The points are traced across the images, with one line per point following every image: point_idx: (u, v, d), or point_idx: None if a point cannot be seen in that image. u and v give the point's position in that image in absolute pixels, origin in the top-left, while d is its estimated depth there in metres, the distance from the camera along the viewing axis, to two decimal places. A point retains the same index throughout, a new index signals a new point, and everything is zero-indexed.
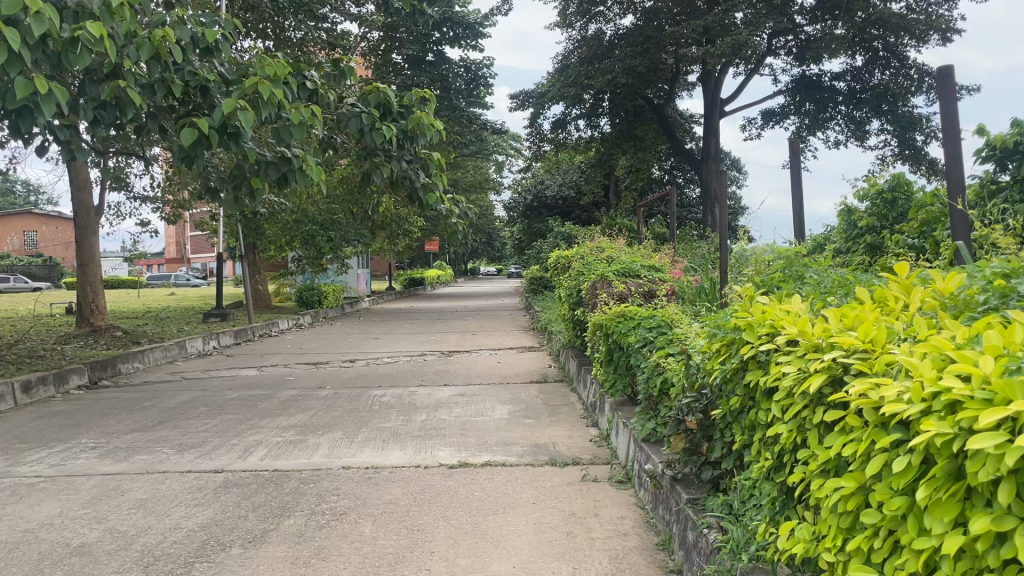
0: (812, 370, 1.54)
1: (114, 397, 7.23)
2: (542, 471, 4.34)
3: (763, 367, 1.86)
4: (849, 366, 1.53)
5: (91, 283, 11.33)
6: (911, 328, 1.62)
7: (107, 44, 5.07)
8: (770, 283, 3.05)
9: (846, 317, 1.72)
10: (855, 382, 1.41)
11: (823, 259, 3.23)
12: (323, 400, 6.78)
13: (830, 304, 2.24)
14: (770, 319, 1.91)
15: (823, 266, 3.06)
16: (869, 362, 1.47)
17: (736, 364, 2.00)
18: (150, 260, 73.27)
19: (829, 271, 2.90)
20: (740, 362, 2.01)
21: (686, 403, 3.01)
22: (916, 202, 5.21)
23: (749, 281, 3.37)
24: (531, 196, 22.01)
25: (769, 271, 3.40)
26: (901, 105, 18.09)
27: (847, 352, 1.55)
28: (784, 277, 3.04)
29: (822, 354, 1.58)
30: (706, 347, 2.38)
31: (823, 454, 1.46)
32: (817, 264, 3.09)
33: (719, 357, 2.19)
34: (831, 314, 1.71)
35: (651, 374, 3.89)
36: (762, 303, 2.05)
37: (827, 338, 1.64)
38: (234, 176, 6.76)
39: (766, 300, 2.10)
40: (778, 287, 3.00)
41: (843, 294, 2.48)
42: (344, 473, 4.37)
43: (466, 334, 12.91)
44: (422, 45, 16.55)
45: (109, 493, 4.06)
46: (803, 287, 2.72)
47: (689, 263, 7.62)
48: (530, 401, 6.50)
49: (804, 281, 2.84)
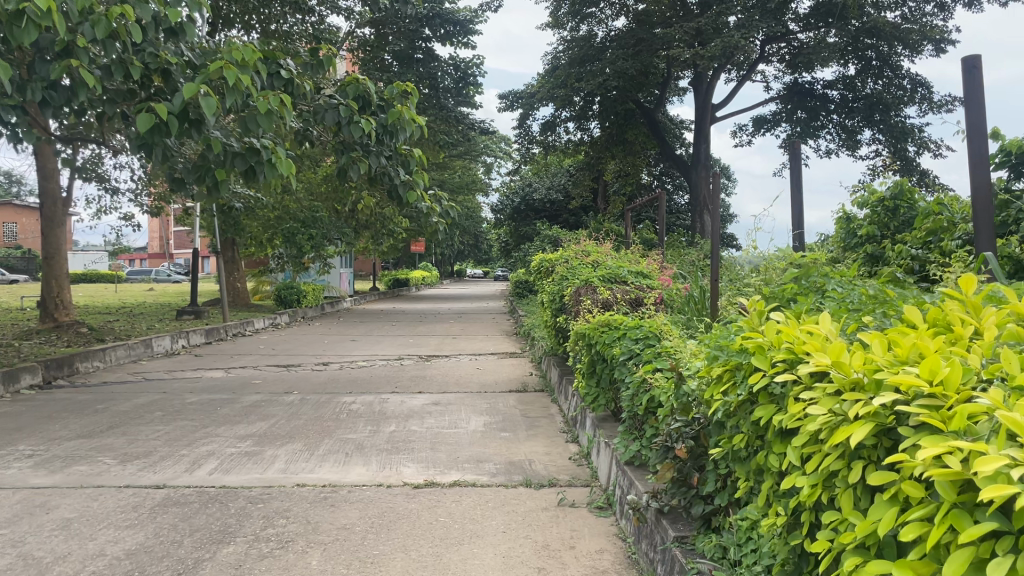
0: (854, 416, 1.19)
1: (66, 398, 6.81)
2: (516, 494, 3.96)
3: (778, 403, 1.50)
4: (907, 415, 1.19)
5: (57, 277, 10.86)
6: (987, 366, 1.29)
7: (55, 19, 4.67)
8: (783, 296, 2.67)
9: (896, 345, 1.37)
10: (924, 441, 1.08)
11: (843, 267, 2.87)
12: (288, 407, 6.38)
13: (865, 327, 1.89)
14: (788, 342, 1.55)
15: (846, 277, 2.69)
16: (939, 411, 1.14)
17: (743, 396, 1.64)
18: (133, 256, 72.57)
19: (856, 284, 2.53)
20: (747, 394, 1.65)
21: (675, 430, 2.67)
22: (921, 211, 4.87)
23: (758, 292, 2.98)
24: (519, 198, 21.68)
25: (780, 281, 3.01)
26: (893, 115, 17.84)
27: (905, 395, 1.20)
28: (800, 289, 2.67)
29: (866, 397, 1.23)
30: (704, 371, 2.01)
31: (867, 528, 1.12)
32: (839, 275, 2.71)
33: (719, 386, 1.82)
34: (876, 340, 1.37)
35: (636, 392, 3.53)
36: (777, 321, 1.68)
37: (872, 372, 1.28)
38: (197, 166, 6.27)
39: (780, 317, 1.73)
40: (793, 300, 2.63)
41: (877, 310, 2.13)
42: (298, 491, 3.99)
43: (446, 337, 12.48)
44: (410, 42, 16.05)
45: (34, 511, 3.66)
46: (826, 301, 2.36)
47: (679, 270, 7.26)
48: (508, 412, 6.12)
49: (826, 295, 2.47)
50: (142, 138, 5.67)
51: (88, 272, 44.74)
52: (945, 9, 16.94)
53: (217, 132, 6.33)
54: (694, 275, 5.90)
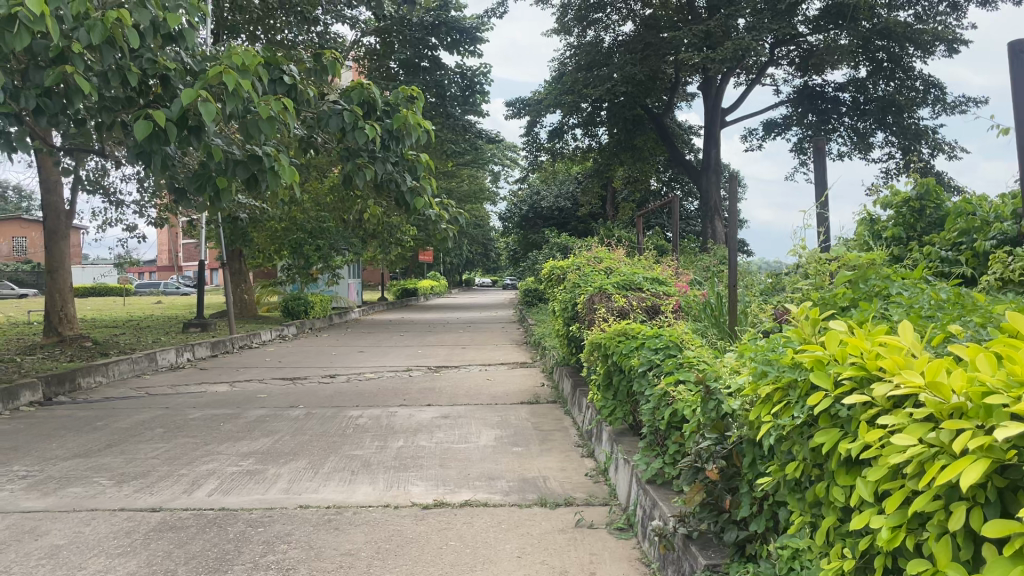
0: (967, 453, 1.11)
1: (65, 414, 6.63)
2: (530, 514, 3.74)
3: (849, 430, 1.41)
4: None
5: (61, 290, 10.74)
6: None
7: (49, 23, 4.35)
8: (838, 302, 2.48)
9: (1002, 362, 1.28)
10: None
11: (902, 268, 2.65)
12: (293, 422, 6.18)
13: (950, 338, 1.76)
14: (860, 355, 1.45)
15: (907, 280, 2.49)
16: None
17: (802, 418, 1.53)
18: (143, 269, 72.94)
19: (922, 288, 2.36)
20: (806, 417, 1.54)
21: (704, 449, 2.50)
22: (952, 212, 4.62)
23: (803, 296, 2.79)
24: (527, 206, 21.74)
25: (824, 282, 2.80)
26: (906, 117, 17.58)
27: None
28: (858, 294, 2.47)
29: (981, 429, 1.14)
30: (750, 387, 1.89)
31: None
32: (900, 278, 2.51)
33: (769, 406, 1.71)
34: (979, 357, 1.28)
35: (658, 405, 3.33)
36: (838, 332, 1.58)
37: (980, 401, 1.20)
38: (197, 174, 6.05)
39: (842, 325, 1.63)
40: (850, 306, 2.44)
41: (953, 317, 1.98)
42: (301, 513, 3.78)
43: (457, 347, 12.30)
44: (417, 50, 15.89)
45: (21, 537, 3.46)
46: (892, 306, 2.21)
47: (695, 277, 7.07)
48: (519, 425, 5.91)
49: (891, 300, 2.30)
50: (139, 146, 5.51)
51: (99, 285, 44.81)
52: (959, 9, 16.66)
53: (218, 140, 6.15)
54: (711, 281, 5.68)
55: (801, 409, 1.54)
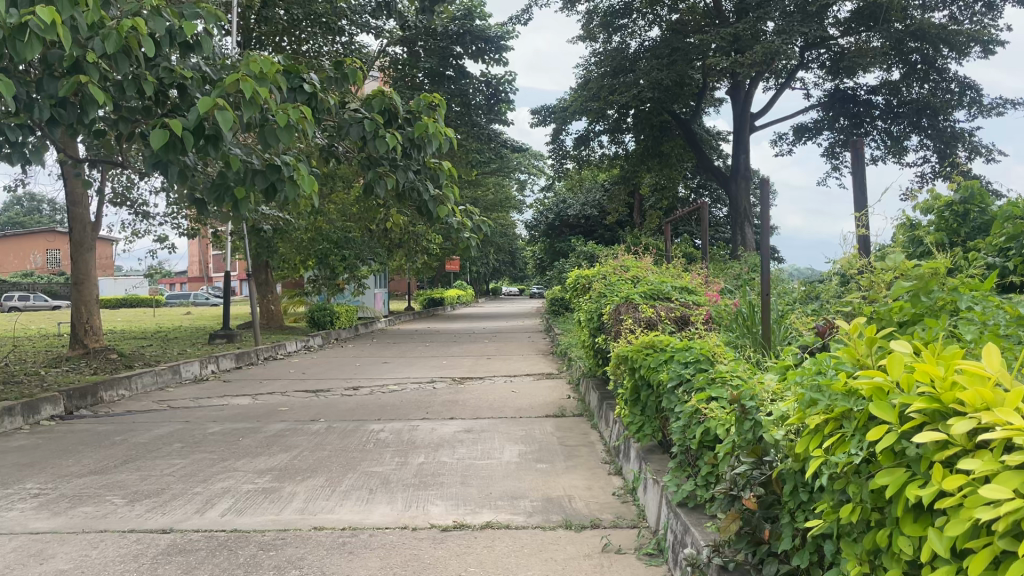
0: None
1: (86, 429, 6.56)
2: (555, 537, 3.55)
3: (919, 473, 1.31)
4: None
5: (86, 302, 10.74)
6: None
7: (62, 32, 4.20)
8: (901, 317, 2.28)
9: None
10: None
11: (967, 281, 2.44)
12: (312, 437, 6.04)
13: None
14: (934, 386, 1.34)
15: (975, 294, 2.28)
16: None
17: (862, 455, 1.43)
18: (174, 281, 73.84)
19: (993, 305, 2.18)
20: (865, 455, 1.44)
21: (740, 475, 2.30)
22: (1001, 214, 4.31)
23: (856, 310, 2.60)
24: (553, 215, 21.59)
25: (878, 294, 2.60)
26: (942, 120, 17.13)
27: None
28: (919, 311, 2.28)
29: None
30: (796, 415, 1.78)
31: None
32: (965, 291, 2.31)
33: (819, 438, 1.61)
34: None
35: (688, 424, 3.15)
36: (909, 357, 1.48)
37: None
38: (216, 185, 5.96)
39: (909, 352, 1.52)
40: (911, 322, 2.25)
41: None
42: (315, 535, 3.63)
43: (482, 358, 12.15)
44: (442, 59, 15.80)
45: (26, 561, 3.34)
46: (963, 325, 2.04)
47: (726, 285, 6.84)
48: (544, 440, 5.72)
49: (961, 318, 2.12)
50: (156, 156, 5.39)
51: (129, 297, 45.41)
52: (994, 9, 16.23)
53: (237, 150, 6.05)
54: (743, 289, 5.48)
55: (863, 444, 1.44)
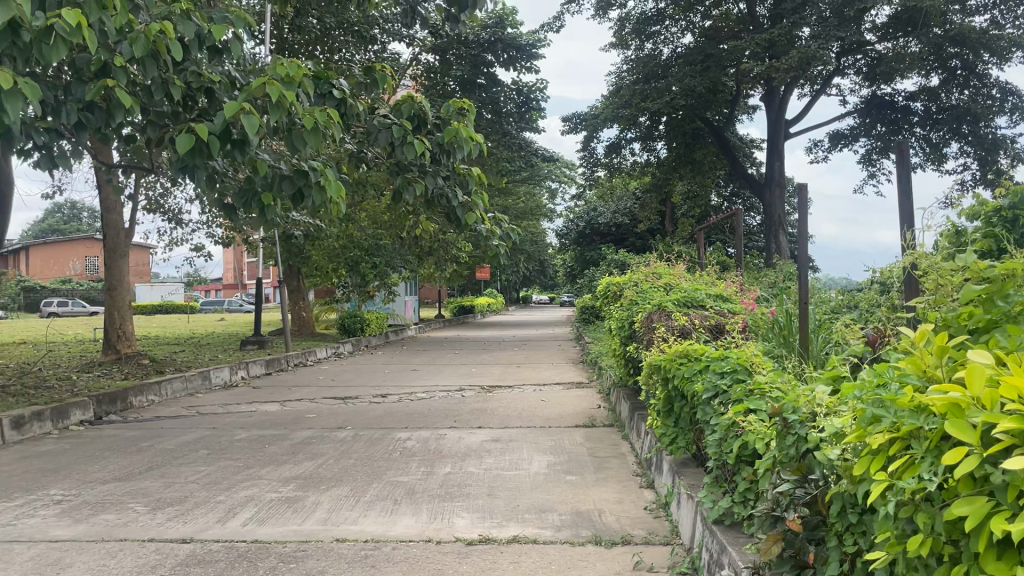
0: None
1: (113, 434, 6.54)
2: (584, 553, 3.42)
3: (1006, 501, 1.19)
4: None
5: (119, 308, 10.82)
6: None
7: (88, 36, 4.15)
8: (972, 328, 2.12)
9: None
10: None
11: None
12: (339, 444, 5.97)
13: None
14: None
15: None
16: None
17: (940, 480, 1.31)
18: (209, 289, 74.79)
19: None
20: (945, 479, 1.32)
21: (783, 494, 2.16)
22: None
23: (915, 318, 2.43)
24: (584, 223, 21.46)
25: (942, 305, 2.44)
26: (983, 126, 16.71)
27: None
28: (989, 322, 2.12)
29: None
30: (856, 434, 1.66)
31: None
32: None
33: (881, 460, 1.50)
34: None
35: (724, 437, 3.01)
36: (994, 373, 1.36)
37: None
38: (244, 190, 5.93)
39: (993, 366, 1.40)
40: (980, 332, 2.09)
41: None
42: (337, 548, 3.53)
43: (511, 366, 12.03)
44: (473, 67, 15.74)
45: (44, 570, 3.28)
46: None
47: (763, 294, 6.65)
48: (574, 451, 5.58)
49: None
50: (183, 160, 5.36)
51: (165, 302, 46.02)
52: None
53: (265, 155, 6.01)
54: (781, 298, 5.29)
55: (940, 468, 1.32)
